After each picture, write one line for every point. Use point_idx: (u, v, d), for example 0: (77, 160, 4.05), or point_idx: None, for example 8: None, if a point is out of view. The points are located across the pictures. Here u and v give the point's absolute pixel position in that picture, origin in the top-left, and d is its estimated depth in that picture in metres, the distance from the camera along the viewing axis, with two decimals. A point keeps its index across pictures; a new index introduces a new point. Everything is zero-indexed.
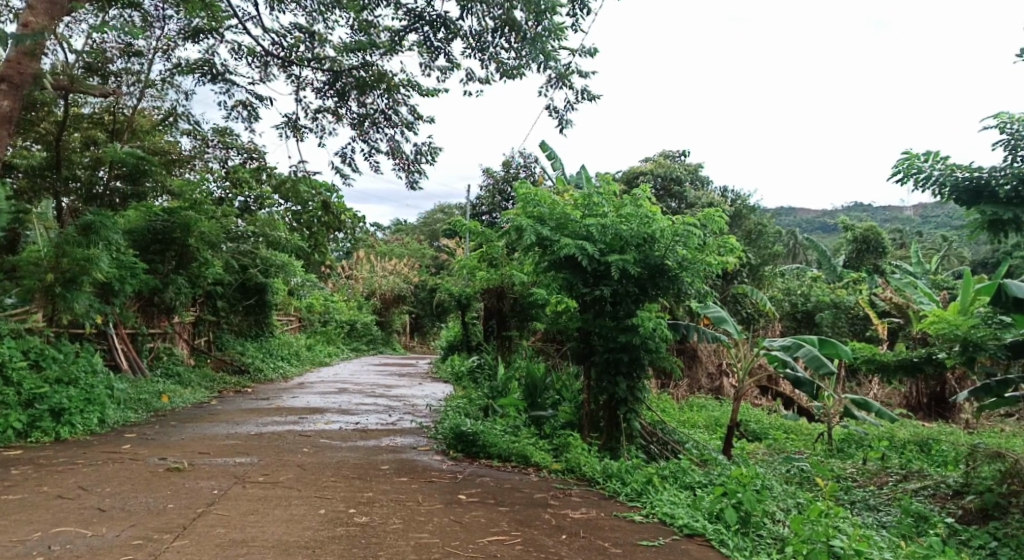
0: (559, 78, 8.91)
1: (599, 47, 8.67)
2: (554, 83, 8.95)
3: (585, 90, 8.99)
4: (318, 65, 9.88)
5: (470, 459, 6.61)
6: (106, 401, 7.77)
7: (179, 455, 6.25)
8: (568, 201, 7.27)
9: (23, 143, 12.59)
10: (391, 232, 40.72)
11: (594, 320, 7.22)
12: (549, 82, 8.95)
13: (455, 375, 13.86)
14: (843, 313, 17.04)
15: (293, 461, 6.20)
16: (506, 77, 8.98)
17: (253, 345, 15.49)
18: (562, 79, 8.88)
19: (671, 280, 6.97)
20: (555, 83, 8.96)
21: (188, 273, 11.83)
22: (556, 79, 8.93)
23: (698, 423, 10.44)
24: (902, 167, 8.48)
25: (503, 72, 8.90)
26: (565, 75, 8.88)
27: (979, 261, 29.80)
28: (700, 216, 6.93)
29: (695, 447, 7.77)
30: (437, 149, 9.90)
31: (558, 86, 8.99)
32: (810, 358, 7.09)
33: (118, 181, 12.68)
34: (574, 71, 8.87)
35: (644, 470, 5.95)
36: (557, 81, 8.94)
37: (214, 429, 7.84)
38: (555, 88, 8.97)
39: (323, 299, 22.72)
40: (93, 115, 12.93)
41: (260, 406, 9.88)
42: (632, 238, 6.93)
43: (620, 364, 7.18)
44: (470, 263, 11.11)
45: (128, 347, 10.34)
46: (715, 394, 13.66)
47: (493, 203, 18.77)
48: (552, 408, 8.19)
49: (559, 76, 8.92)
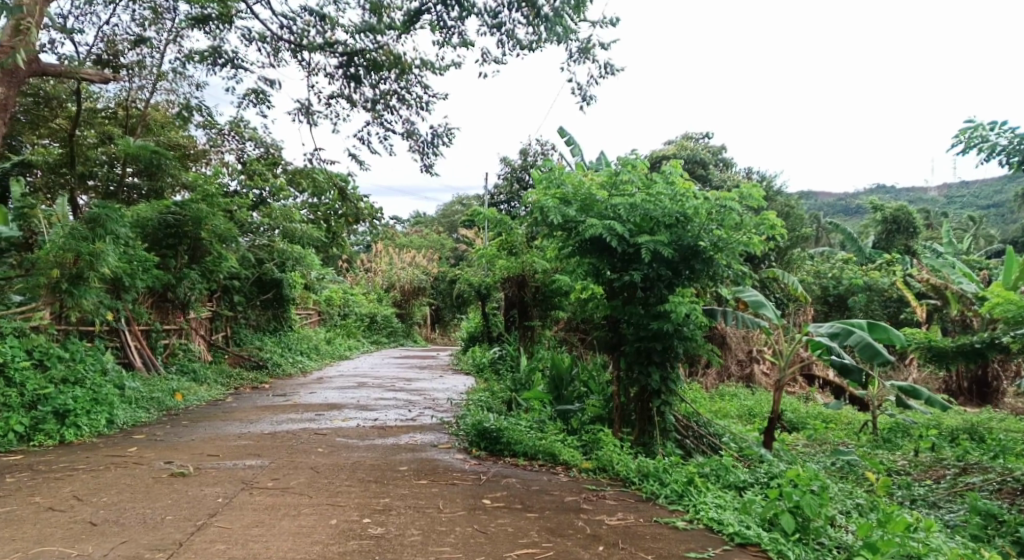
0: (581, 52, 8.46)
1: (622, 16, 8.19)
2: (576, 58, 8.51)
3: (608, 64, 8.55)
4: (330, 49, 9.48)
5: (495, 458, 6.20)
6: (115, 401, 7.47)
7: (187, 457, 5.91)
8: (594, 180, 6.83)
9: (37, 139, 12.38)
10: (410, 225, 40.42)
11: (623, 307, 6.77)
12: (571, 57, 8.52)
13: (476, 366, 13.49)
14: (877, 295, 16.38)
15: (306, 463, 5.83)
16: (525, 51, 8.50)
17: (271, 339, 15.22)
18: (585, 53, 8.42)
19: (707, 263, 6.49)
20: (577, 58, 8.52)
21: (202, 268, 11.65)
22: (578, 53, 8.47)
23: (732, 414, 9.95)
24: (963, 137, 7.84)
25: (521, 49, 8.46)
26: (587, 49, 8.42)
27: (1011, 240, 28.91)
28: (738, 192, 6.37)
29: (733, 441, 7.30)
30: (454, 131, 9.50)
31: (581, 60, 8.52)
32: (862, 346, 6.59)
33: (132, 176, 12.43)
34: (597, 44, 8.40)
35: (683, 468, 5.51)
36: (579, 56, 8.50)
37: (227, 428, 7.51)
38: (577, 63, 8.53)
39: (342, 292, 22.43)
40: (107, 109, 12.79)
41: (277, 403, 9.57)
42: (664, 218, 6.47)
43: (652, 354, 6.71)
44: (489, 252, 10.69)
45: (141, 345, 10.08)
46: (746, 382, 13.13)
47: (511, 192, 18.30)
48: (579, 401, 7.76)
49: (581, 51, 8.46)
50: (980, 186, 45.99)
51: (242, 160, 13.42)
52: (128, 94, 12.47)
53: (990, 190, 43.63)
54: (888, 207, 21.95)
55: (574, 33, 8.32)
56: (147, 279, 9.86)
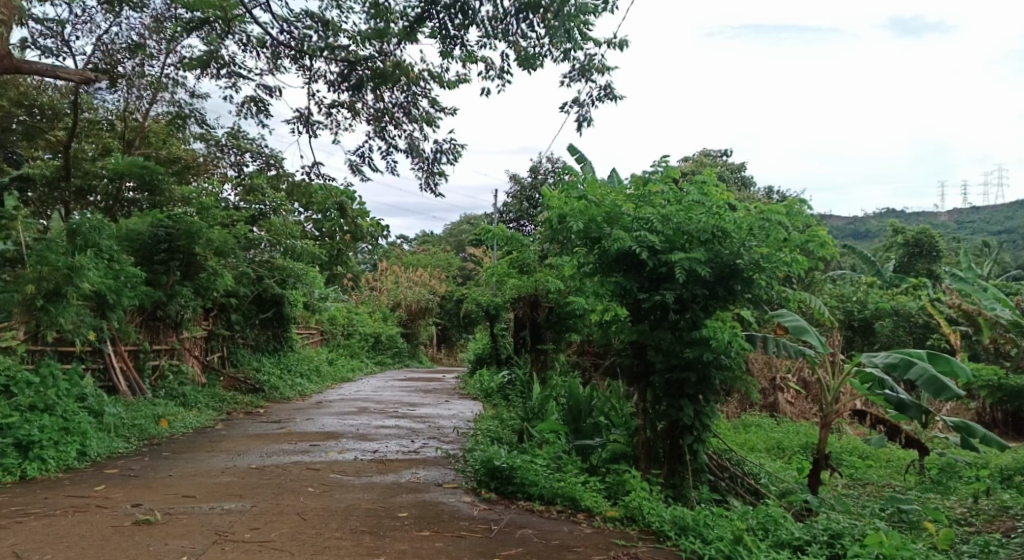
0: (581, 70, 7.81)
1: (631, 40, 7.54)
2: (574, 76, 7.87)
3: (608, 87, 7.85)
4: (332, 55, 8.88)
5: (507, 502, 5.49)
6: (88, 430, 6.82)
7: (158, 499, 5.21)
8: (619, 190, 6.19)
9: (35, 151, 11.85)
10: (417, 243, 39.89)
11: (651, 331, 6.06)
12: (569, 74, 7.88)
13: (484, 391, 12.77)
14: (903, 320, 15.47)
15: (293, 507, 5.11)
16: (528, 66, 7.87)
17: (270, 360, 14.55)
18: (584, 70, 7.77)
19: (747, 283, 5.80)
20: (577, 76, 7.87)
21: (196, 285, 10.99)
22: (577, 71, 7.82)
23: (760, 447, 9.19)
24: None
25: (523, 61, 7.83)
26: (588, 68, 7.78)
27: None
28: (784, 204, 5.72)
29: (771, 483, 6.57)
30: (460, 149, 8.87)
31: (581, 80, 7.86)
32: (926, 381, 5.92)
33: (131, 191, 11.60)
34: (598, 64, 7.75)
35: (727, 520, 4.79)
36: (578, 73, 7.85)
37: (211, 462, 6.79)
38: (575, 81, 7.88)
39: (346, 311, 21.79)
40: (108, 121, 12.30)
41: (270, 431, 8.85)
42: (699, 234, 5.83)
43: (685, 386, 5.99)
44: (499, 271, 10.01)
45: (128, 366, 9.43)
46: (769, 410, 12.38)
47: (520, 210, 17.63)
48: (599, 435, 7.04)
49: (583, 69, 7.81)
50: (991, 210, 45.32)
51: (242, 174, 12.86)
52: (126, 104, 11.92)
53: (1003, 214, 42.93)
54: (908, 230, 21.21)
55: (580, 48, 7.66)
56: (134, 295, 9.22)
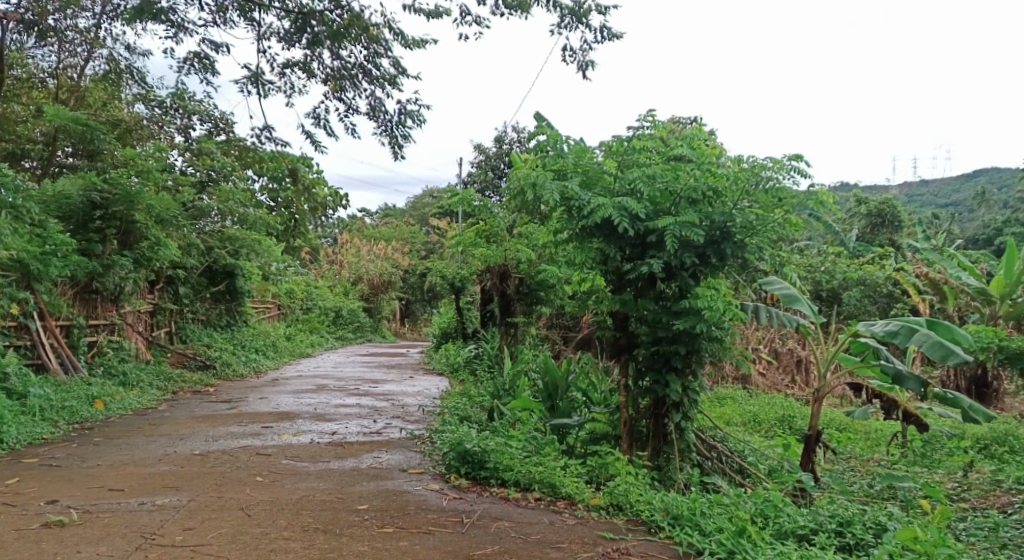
0: (574, 16, 7.30)
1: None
2: (567, 23, 7.37)
3: (606, 27, 7.42)
4: (282, 5, 7.98)
5: (478, 489, 4.95)
6: (7, 414, 6.09)
7: (79, 494, 4.55)
8: (601, 148, 5.60)
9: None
10: (381, 216, 38.97)
11: (634, 301, 5.54)
12: (562, 21, 7.38)
13: (449, 367, 12.20)
14: (871, 290, 15.02)
15: (236, 501, 4.49)
16: (513, 10, 7.43)
17: (222, 336, 13.75)
18: (578, 14, 7.25)
19: (738, 247, 5.28)
20: (570, 22, 7.37)
21: (136, 255, 10.17)
22: (569, 18, 7.31)
23: (735, 421, 8.77)
24: None
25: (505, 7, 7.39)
26: (581, 13, 7.27)
27: (978, 234, 28.70)
28: (784, 158, 5.16)
29: (759, 461, 6.14)
30: (426, 111, 8.17)
31: (573, 25, 7.36)
32: (929, 347, 5.59)
33: (69, 156, 10.87)
34: (592, 6, 7.25)
35: (723, 507, 4.33)
36: (572, 20, 7.35)
37: (148, 448, 6.11)
38: (569, 28, 7.38)
39: (305, 285, 20.94)
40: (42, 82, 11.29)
41: (219, 412, 8.17)
42: (689, 193, 5.30)
43: (672, 359, 5.48)
44: (465, 240, 9.40)
45: (60, 343, 8.62)
46: (741, 383, 11.91)
47: (484, 179, 16.97)
48: (576, 414, 6.53)
49: (574, 14, 7.30)
50: (942, 183, 46.19)
51: (190, 139, 11.92)
52: (59, 61, 10.91)
53: (950, 187, 43.79)
54: (872, 200, 21.08)
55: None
56: (65, 266, 8.43)
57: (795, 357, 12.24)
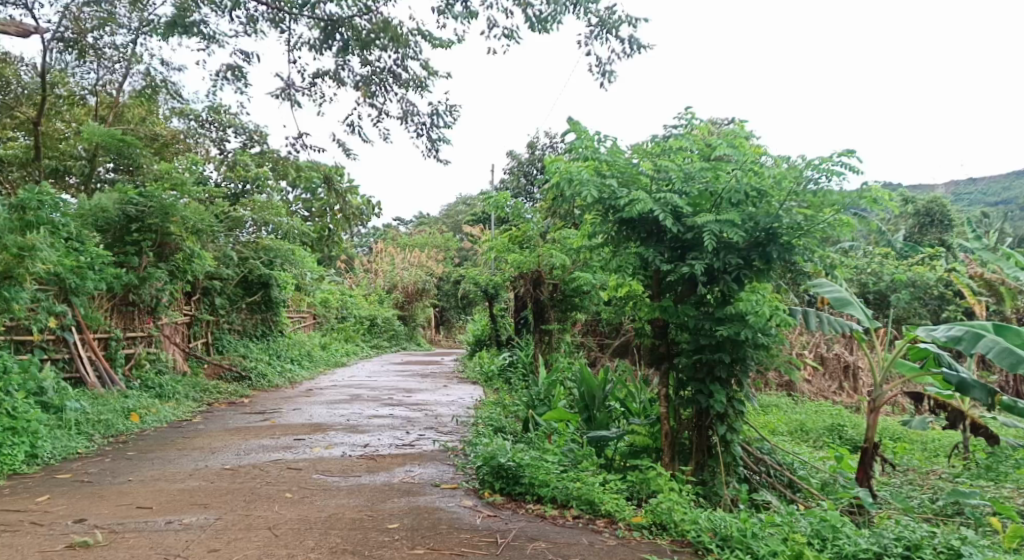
0: (602, 28, 7.22)
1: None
2: (596, 34, 7.27)
3: (633, 39, 7.39)
4: (311, 13, 7.90)
5: (514, 506, 4.75)
6: (41, 429, 6.07)
7: (107, 512, 4.48)
8: (637, 147, 5.36)
9: (8, 131, 10.86)
10: (415, 224, 39.12)
11: (675, 307, 5.28)
12: (589, 32, 7.29)
13: (484, 375, 12.02)
14: (921, 292, 14.42)
15: (264, 520, 4.36)
16: (541, 23, 7.32)
17: (258, 346, 13.78)
18: (608, 27, 7.19)
19: (785, 249, 5.00)
20: (598, 34, 7.26)
21: (171, 267, 10.21)
22: (597, 29, 7.24)
23: (781, 430, 8.40)
24: None
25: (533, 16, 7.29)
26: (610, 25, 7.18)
27: None
28: (834, 155, 4.89)
29: (810, 475, 5.81)
30: (458, 112, 8.07)
31: (603, 37, 7.29)
32: (997, 353, 5.24)
33: (110, 171, 11.12)
34: (621, 18, 7.18)
35: (775, 528, 4.06)
36: (600, 31, 7.27)
37: (179, 462, 6.03)
38: (597, 38, 7.31)
39: (340, 294, 21.00)
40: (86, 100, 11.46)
41: (252, 424, 8.10)
42: (732, 193, 5.03)
43: (716, 368, 5.20)
44: (497, 246, 9.23)
45: (97, 356, 8.64)
46: (786, 390, 11.56)
47: (518, 185, 16.79)
48: (615, 426, 6.28)
49: (604, 24, 7.24)
50: (991, 180, 44.65)
51: (226, 151, 11.98)
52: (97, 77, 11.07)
53: (1000, 184, 42.26)
54: (919, 199, 20.33)
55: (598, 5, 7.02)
56: (101, 279, 8.47)
57: (842, 362, 11.81)
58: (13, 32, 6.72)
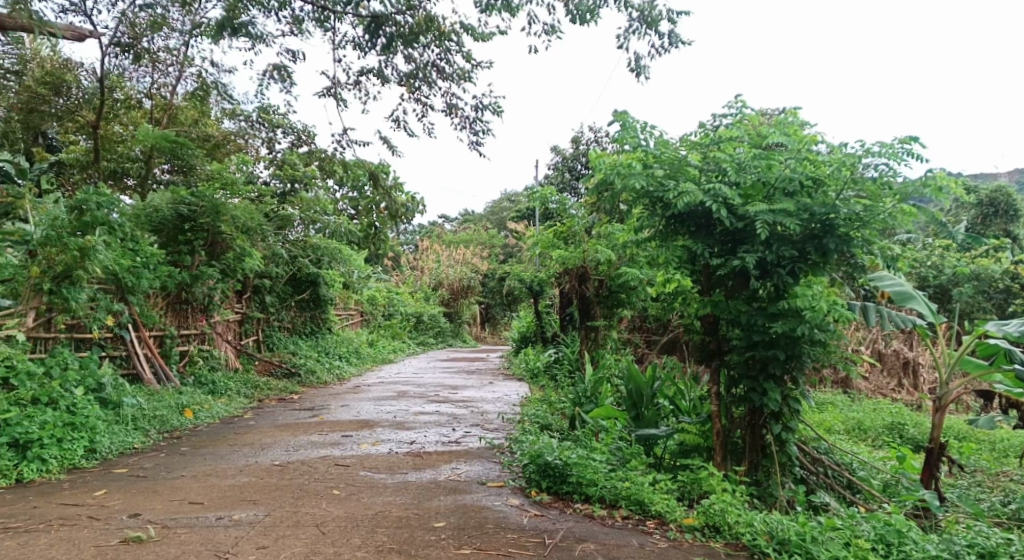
0: (643, 21, 7.01)
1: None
2: (636, 28, 7.07)
3: (675, 35, 7.08)
4: (355, 11, 7.90)
5: (561, 505, 4.67)
6: (99, 425, 6.22)
7: (160, 507, 4.55)
8: (685, 138, 5.21)
9: (69, 135, 11.19)
10: (460, 222, 39.27)
11: (726, 302, 5.12)
12: (629, 27, 7.08)
13: (530, 372, 11.93)
14: (986, 286, 13.78)
15: (311, 516, 4.38)
16: (580, 17, 7.19)
17: (307, 343, 13.97)
18: (648, 19, 6.95)
19: (842, 241, 4.79)
20: (639, 27, 7.06)
21: (223, 266, 10.40)
22: (637, 21, 7.01)
23: (838, 428, 8.10)
24: None
25: (572, 9, 7.15)
26: (651, 19, 6.96)
27: None
28: (895, 141, 4.66)
29: (870, 476, 5.58)
30: (502, 105, 8.01)
31: (643, 30, 7.05)
32: None
33: (165, 173, 11.43)
34: (663, 12, 6.91)
35: (834, 532, 3.89)
36: (641, 25, 7.04)
37: (231, 458, 6.12)
38: (637, 33, 7.09)
39: (387, 291, 21.18)
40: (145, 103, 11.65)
41: (301, 420, 8.19)
42: (786, 182, 4.84)
43: (769, 365, 5.02)
44: (542, 241, 9.13)
45: (153, 353, 8.85)
46: (842, 387, 11.18)
47: (562, 181, 16.64)
48: (665, 423, 6.13)
49: (645, 17, 7.00)
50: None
51: (274, 151, 12.16)
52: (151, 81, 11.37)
53: None
54: (982, 188, 19.44)
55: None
56: (156, 278, 8.66)
57: (902, 359, 11.36)
58: (69, 36, 6.80)
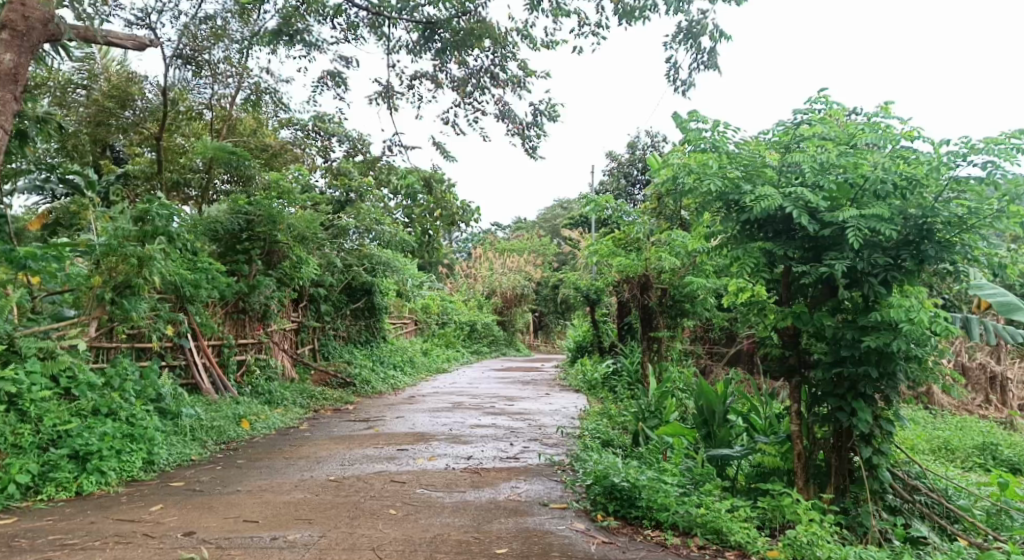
0: (688, 32, 6.69)
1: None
2: (680, 38, 6.77)
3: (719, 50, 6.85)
4: (410, 15, 7.74)
5: (630, 532, 4.36)
6: (157, 436, 6.18)
7: (215, 526, 4.42)
8: (760, 138, 4.85)
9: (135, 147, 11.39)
10: (513, 229, 39.17)
11: (810, 313, 4.72)
12: (673, 36, 6.79)
13: (587, 383, 11.61)
14: None
15: (368, 539, 4.18)
16: (629, 20, 6.96)
17: (362, 352, 13.93)
18: (693, 32, 6.63)
19: (942, 248, 4.36)
20: (685, 37, 6.75)
21: (280, 275, 10.40)
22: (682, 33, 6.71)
23: (923, 448, 7.54)
24: None
25: (621, 12, 6.90)
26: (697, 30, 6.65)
27: None
28: (1003, 136, 4.22)
29: (970, 504, 5.10)
30: (558, 109, 7.78)
31: (687, 42, 6.76)
32: None
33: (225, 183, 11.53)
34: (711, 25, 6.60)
35: None
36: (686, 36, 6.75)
37: (287, 472, 5.99)
38: (679, 43, 6.80)
39: (441, 299, 21.12)
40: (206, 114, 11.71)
41: (356, 432, 8.06)
42: (877, 184, 4.44)
43: (859, 383, 4.61)
44: (601, 249, 8.81)
45: (211, 363, 8.86)
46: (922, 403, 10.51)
47: (619, 188, 16.31)
48: (738, 443, 5.75)
49: (688, 30, 6.71)
50: None
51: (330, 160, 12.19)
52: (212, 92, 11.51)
53: None
54: None
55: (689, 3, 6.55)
56: (215, 288, 8.68)
57: (988, 373, 10.64)
58: (129, 45, 6.65)
